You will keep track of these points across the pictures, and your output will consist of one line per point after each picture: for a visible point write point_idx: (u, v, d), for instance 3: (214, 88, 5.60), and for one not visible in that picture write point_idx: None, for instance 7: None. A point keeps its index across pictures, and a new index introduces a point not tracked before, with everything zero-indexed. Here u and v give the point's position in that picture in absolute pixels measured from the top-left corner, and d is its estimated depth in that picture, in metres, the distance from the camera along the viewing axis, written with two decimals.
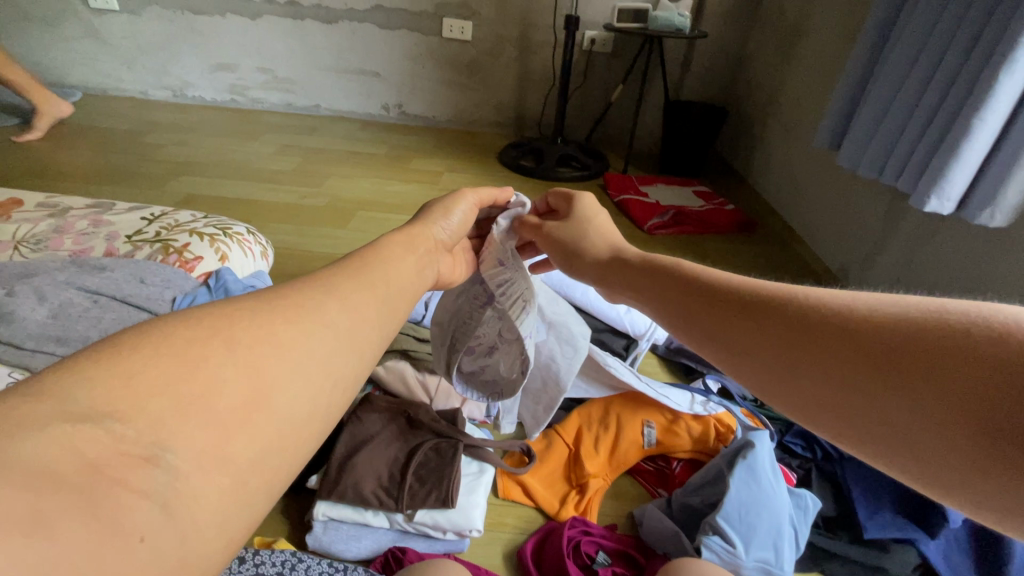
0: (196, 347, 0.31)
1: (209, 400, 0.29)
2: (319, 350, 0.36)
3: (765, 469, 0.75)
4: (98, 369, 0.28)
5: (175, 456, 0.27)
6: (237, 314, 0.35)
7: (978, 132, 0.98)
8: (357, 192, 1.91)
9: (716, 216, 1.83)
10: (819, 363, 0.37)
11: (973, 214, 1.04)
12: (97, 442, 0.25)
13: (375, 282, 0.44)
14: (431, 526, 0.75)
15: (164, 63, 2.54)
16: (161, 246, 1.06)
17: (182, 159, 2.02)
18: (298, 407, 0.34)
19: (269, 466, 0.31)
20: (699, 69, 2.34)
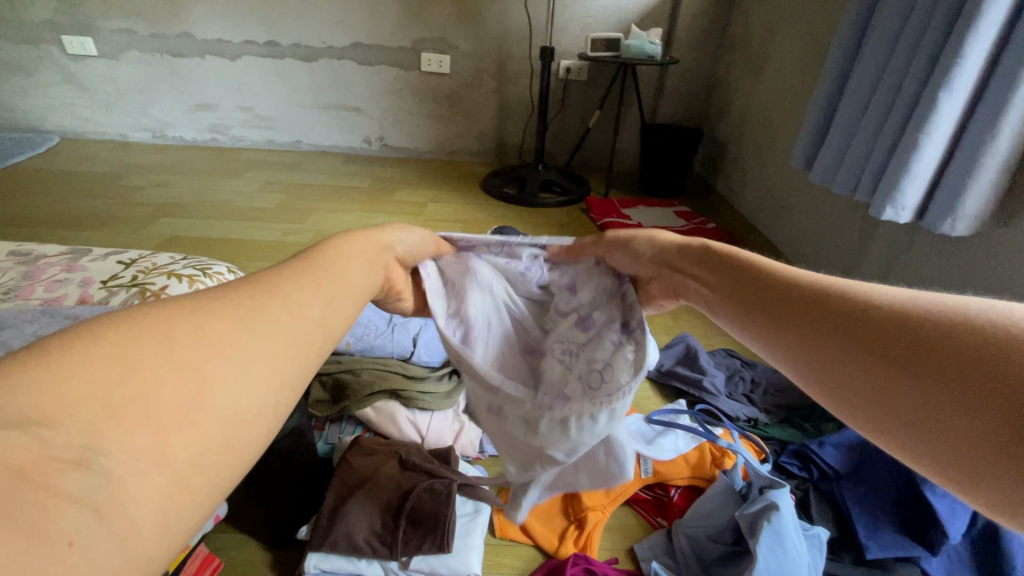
0: (125, 339, 0.24)
1: (143, 399, 0.23)
2: (282, 341, 0.28)
3: (792, 533, 0.70)
4: (21, 373, 0.22)
5: (107, 458, 0.21)
6: (176, 306, 0.27)
7: (925, 147, 1.01)
8: (341, 225, 1.91)
9: (698, 234, 1.85)
10: (830, 351, 0.31)
11: (934, 224, 1.05)
12: (19, 448, 0.20)
13: (342, 270, 0.36)
14: (428, 573, 0.73)
15: (143, 106, 2.55)
16: (138, 290, 1.05)
17: (163, 201, 2.01)
18: (261, 396, 0.26)
19: (234, 457, 0.25)
20: (673, 92, 2.41)
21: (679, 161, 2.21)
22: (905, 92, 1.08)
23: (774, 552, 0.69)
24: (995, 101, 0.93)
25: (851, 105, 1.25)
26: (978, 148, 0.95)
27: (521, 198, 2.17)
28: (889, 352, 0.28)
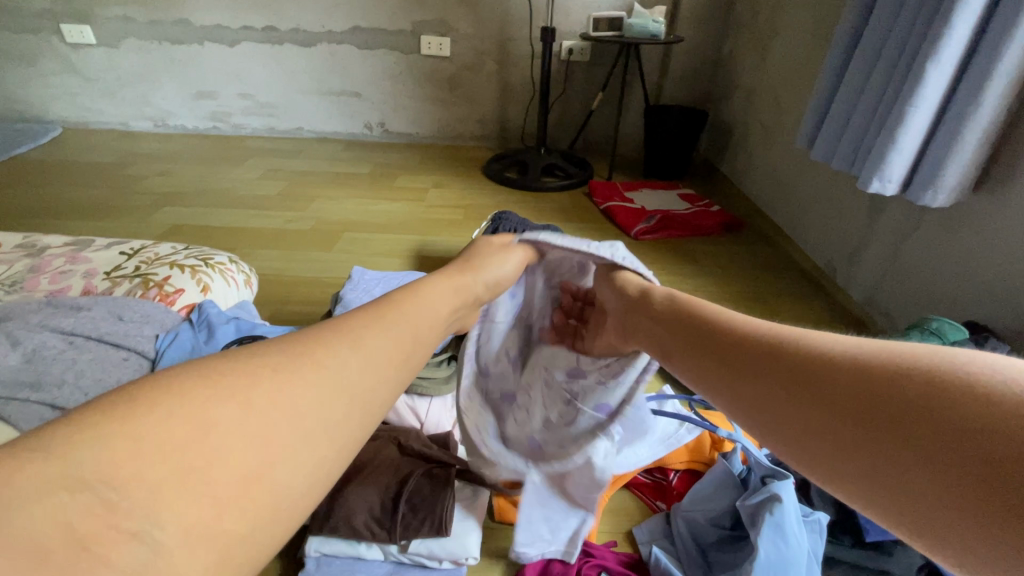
0: (201, 407, 0.33)
1: (205, 472, 0.31)
2: (330, 414, 0.37)
3: (793, 524, 0.69)
4: (109, 436, 0.30)
5: (158, 533, 0.28)
6: (256, 368, 0.36)
7: (911, 120, 0.99)
8: (343, 212, 1.90)
9: (701, 218, 1.83)
10: (844, 427, 0.38)
11: (917, 195, 1.04)
12: (89, 511, 0.27)
13: (406, 330, 0.46)
14: (427, 556, 0.74)
15: (144, 94, 2.54)
16: (141, 280, 1.05)
17: (165, 190, 2.01)
18: (292, 482, 0.34)
19: (259, 539, 0.32)
20: (677, 73, 2.36)
21: (683, 142, 2.17)
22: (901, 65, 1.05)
23: (776, 544, 0.68)
24: (977, 77, 0.92)
25: (851, 82, 1.20)
26: (956, 126, 0.95)
27: (523, 183, 2.15)
28: (892, 428, 0.35)
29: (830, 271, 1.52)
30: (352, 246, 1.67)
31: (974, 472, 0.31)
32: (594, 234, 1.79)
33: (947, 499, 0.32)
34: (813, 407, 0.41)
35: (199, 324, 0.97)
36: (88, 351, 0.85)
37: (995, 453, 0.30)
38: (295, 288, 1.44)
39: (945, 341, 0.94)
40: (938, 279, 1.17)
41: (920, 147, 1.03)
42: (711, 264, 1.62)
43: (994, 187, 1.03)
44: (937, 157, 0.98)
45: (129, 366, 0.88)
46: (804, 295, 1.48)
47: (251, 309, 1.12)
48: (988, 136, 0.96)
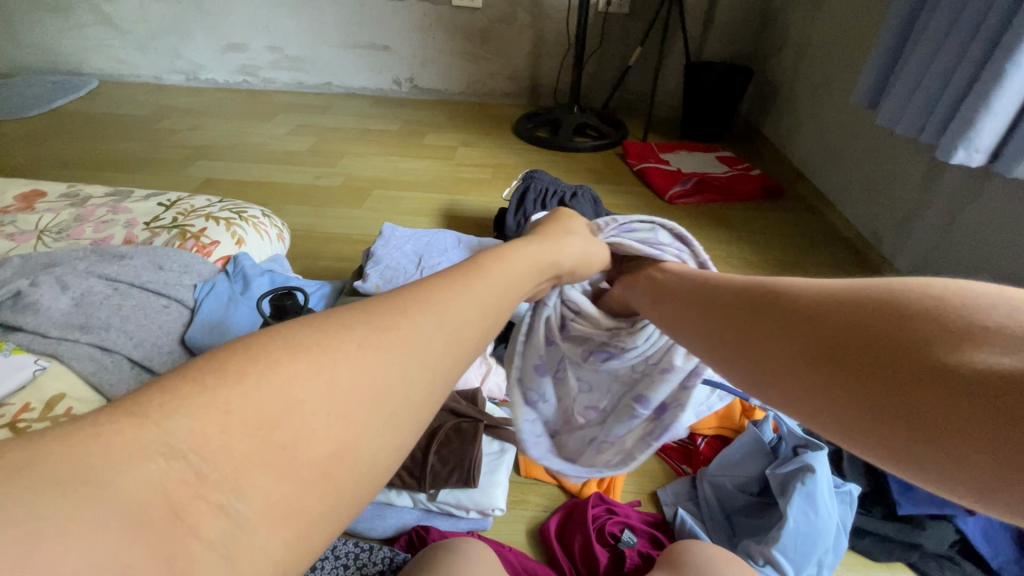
0: (292, 373, 0.28)
1: (292, 449, 0.26)
2: (408, 393, 0.31)
3: (825, 494, 0.69)
4: (198, 399, 0.26)
5: (244, 505, 0.24)
6: (343, 342, 0.31)
7: (1012, 81, 0.90)
8: (372, 169, 1.89)
9: (739, 182, 1.76)
10: (803, 365, 0.40)
11: (1006, 166, 0.96)
12: (182, 484, 0.24)
13: (483, 297, 0.40)
14: (454, 505, 0.76)
15: (176, 46, 2.53)
16: (178, 231, 1.07)
17: (198, 144, 2.03)
18: (371, 464, 0.29)
19: (338, 516, 0.27)
20: (721, 27, 2.23)
21: (724, 102, 2.06)
22: (991, 16, 0.96)
23: (806, 514, 0.68)
24: None
25: (926, 36, 1.10)
26: None
27: (553, 143, 2.09)
28: (849, 360, 0.37)
29: (875, 242, 1.45)
30: (382, 203, 1.66)
31: (926, 382, 0.32)
32: (626, 197, 1.74)
33: (908, 413, 0.32)
34: (782, 350, 0.43)
35: (236, 276, 1.00)
36: (132, 298, 0.88)
37: (943, 374, 0.31)
38: (325, 244, 1.45)
39: None
40: (996, 251, 1.10)
41: (1018, 113, 0.94)
42: (747, 230, 1.57)
43: None
44: None
45: (171, 313, 0.91)
46: (846, 266, 1.42)
47: (284, 263, 1.14)
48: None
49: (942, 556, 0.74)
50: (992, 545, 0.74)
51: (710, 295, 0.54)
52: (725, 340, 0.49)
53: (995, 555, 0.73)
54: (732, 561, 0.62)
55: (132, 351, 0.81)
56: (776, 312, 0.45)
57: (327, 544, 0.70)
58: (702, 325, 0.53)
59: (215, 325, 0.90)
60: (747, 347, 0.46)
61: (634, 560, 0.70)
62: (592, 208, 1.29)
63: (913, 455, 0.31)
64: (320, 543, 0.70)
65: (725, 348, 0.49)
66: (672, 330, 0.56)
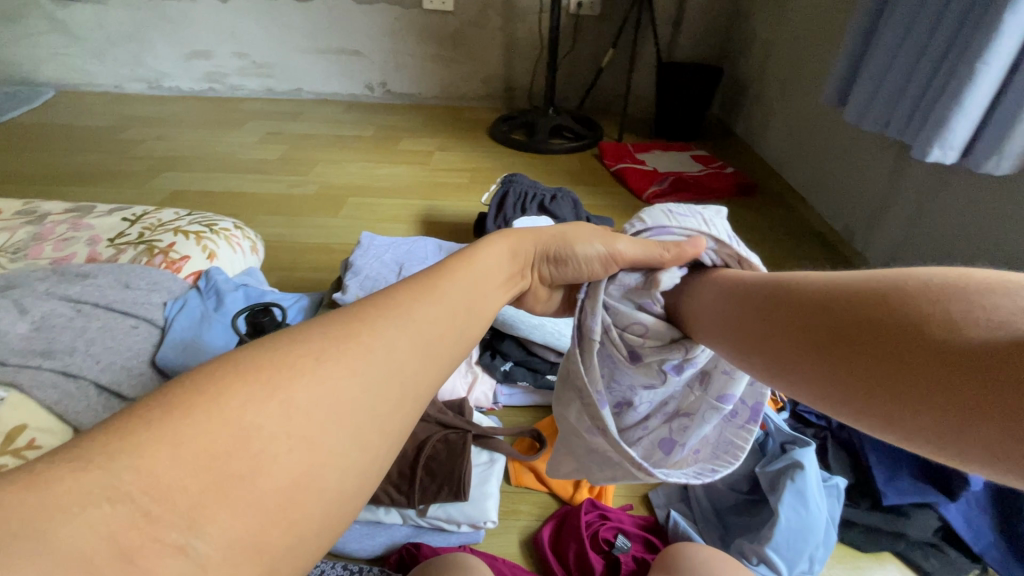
0: (247, 406, 0.29)
1: (252, 481, 0.27)
2: (374, 413, 0.33)
3: (814, 489, 0.69)
4: (150, 435, 0.26)
5: (202, 544, 0.25)
6: (303, 366, 0.32)
7: (983, 78, 0.91)
8: (347, 177, 1.86)
9: (714, 180, 1.78)
10: (817, 356, 0.37)
11: (978, 162, 0.97)
12: (131, 526, 0.24)
13: (455, 312, 0.42)
14: (445, 520, 0.74)
15: (138, 54, 2.45)
16: (145, 247, 1.03)
17: (164, 155, 1.96)
18: (336, 486, 0.30)
19: (305, 543, 0.28)
20: (691, 27, 2.26)
21: (696, 102, 2.09)
22: (950, 15, 0.99)
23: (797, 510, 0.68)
24: None
25: (889, 35, 1.13)
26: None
27: (530, 146, 2.08)
28: (870, 345, 0.34)
29: (848, 235, 1.49)
30: (358, 211, 1.63)
31: (973, 375, 0.28)
32: (604, 198, 1.74)
33: (961, 409, 0.29)
34: (793, 339, 0.39)
35: (209, 292, 0.96)
36: (97, 319, 0.84)
37: (994, 365, 0.28)
38: (301, 255, 1.41)
39: None
40: (964, 242, 1.13)
41: (988, 109, 0.95)
42: None
43: None
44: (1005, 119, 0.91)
45: (139, 334, 0.87)
46: (820, 260, 1.45)
47: (260, 277, 1.11)
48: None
49: (927, 544, 0.75)
50: (975, 531, 0.75)
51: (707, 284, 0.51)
52: (730, 331, 0.46)
53: (978, 541, 0.74)
54: (727, 563, 0.62)
55: (97, 375, 0.77)
56: (780, 299, 0.42)
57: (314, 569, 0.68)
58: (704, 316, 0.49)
59: (187, 344, 0.86)
60: (755, 339, 0.43)
61: (629, 565, 0.69)
62: (571, 210, 1.29)
63: (954, 440, 0.29)
64: None
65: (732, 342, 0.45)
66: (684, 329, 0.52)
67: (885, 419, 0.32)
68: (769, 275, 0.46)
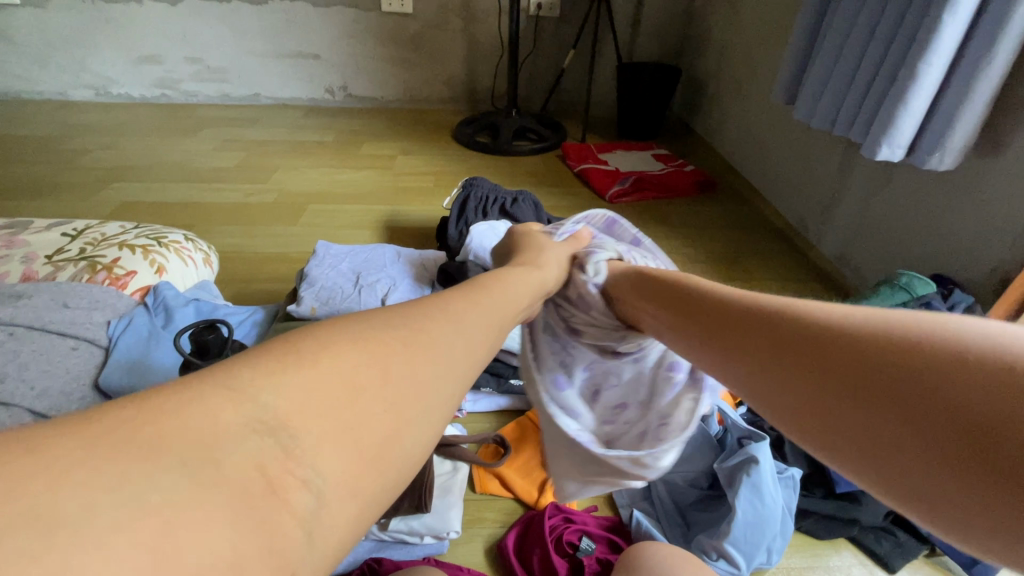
0: (354, 360, 0.31)
1: (363, 428, 0.29)
2: (451, 381, 0.35)
3: (769, 482, 0.71)
4: (283, 373, 0.29)
5: (320, 480, 0.26)
6: (408, 336, 0.35)
7: (924, 78, 0.94)
8: (307, 183, 1.82)
9: (675, 178, 1.81)
10: (797, 383, 0.38)
11: (922, 159, 1.01)
12: (273, 458, 0.26)
13: (499, 307, 0.46)
14: (407, 532, 0.73)
15: (82, 60, 2.34)
16: (87, 263, 0.97)
17: (113, 164, 1.88)
18: (421, 444, 0.32)
19: (395, 489, 0.30)
20: (648, 28, 2.30)
21: (656, 101, 2.13)
22: (889, 16, 1.02)
23: (753, 504, 0.70)
24: (987, 31, 0.88)
25: (833, 35, 1.17)
26: (965, 89, 0.91)
27: (494, 148, 2.08)
28: (848, 378, 0.35)
29: (802, 229, 1.53)
30: (319, 218, 1.60)
31: (988, 455, 0.28)
32: (568, 198, 1.75)
33: (966, 488, 0.28)
34: (773, 366, 0.41)
35: (157, 309, 0.93)
36: (31, 342, 0.79)
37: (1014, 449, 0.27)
38: (259, 265, 1.37)
39: (914, 296, 0.97)
40: (908, 234, 1.18)
41: (930, 108, 0.99)
42: (685, 225, 1.61)
43: (984, 145, 1.00)
44: (945, 117, 0.95)
45: (79, 355, 0.83)
46: (777, 254, 1.49)
47: (213, 290, 1.08)
48: (996, 93, 0.92)
49: (878, 528, 0.78)
50: None
51: (712, 307, 0.50)
52: (733, 363, 0.45)
53: None
54: (687, 560, 0.63)
55: (33, 403, 0.73)
56: (762, 325, 0.43)
57: None
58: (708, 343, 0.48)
59: (134, 365, 0.83)
60: (758, 372, 0.42)
61: (593, 567, 0.70)
62: (532, 212, 1.29)
63: (953, 512, 0.29)
64: None
65: (734, 373, 0.45)
66: (681, 351, 0.52)
67: (884, 477, 0.32)
68: (778, 303, 0.44)
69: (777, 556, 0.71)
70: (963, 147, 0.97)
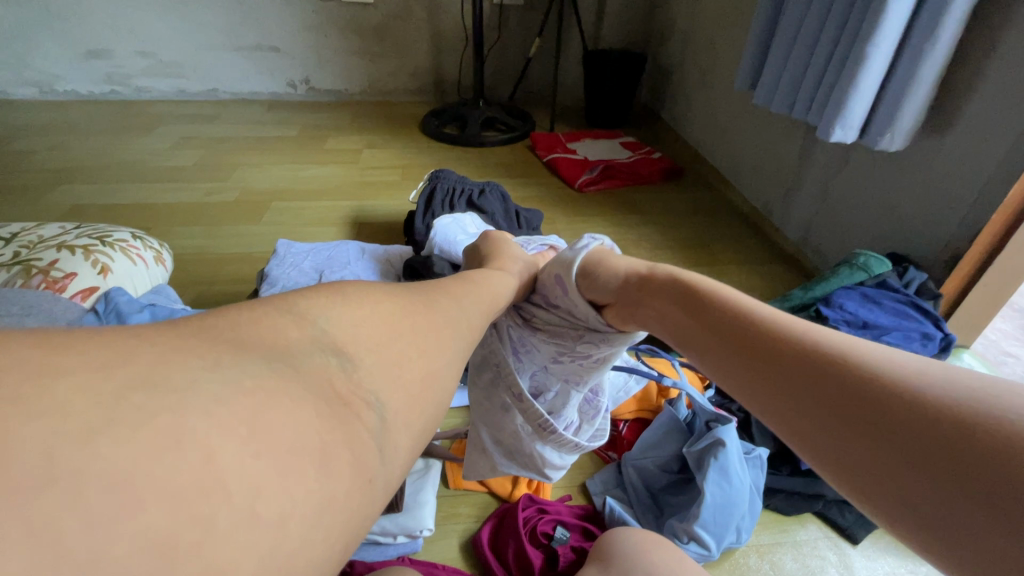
0: (390, 307, 0.35)
1: (406, 361, 0.32)
2: (460, 336, 0.39)
3: (736, 463, 0.72)
4: (330, 309, 0.32)
5: (381, 404, 0.29)
6: (423, 297, 0.39)
7: (873, 61, 0.96)
8: (270, 180, 1.76)
9: (643, 165, 1.82)
10: (816, 400, 0.37)
11: (874, 140, 1.03)
12: (336, 377, 0.28)
13: (485, 293, 0.51)
14: (380, 533, 0.72)
15: (22, 55, 2.22)
16: (20, 268, 0.92)
17: (61, 166, 1.79)
18: (447, 382, 0.35)
19: (431, 420, 0.33)
20: (614, 15, 2.29)
21: (623, 89, 2.13)
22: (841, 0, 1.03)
23: (721, 485, 0.71)
24: (931, 14, 0.90)
25: (790, 20, 1.18)
26: (912, 71, 0.93)
27: (462, 139, 2.05)
28: (883, 424, 0.33)
29: (766, 213, 1.56)
30: (283, 216, 1.56)
31: (986, 481, 0.28)
32: (538, 188, 1.75)
33: (958, 508, 0.28)
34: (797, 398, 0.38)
35: (108, 314, 0.89)
36: None
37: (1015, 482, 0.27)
38: (220, 266, 1.33)
39: (871, 275, 1.00)
40: (865, 215, 1.21)
41: (879, 90, 1.01)
42: (654, 212, 1.62)
43: (932, 126, 1.03)
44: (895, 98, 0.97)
45: None
46: (743, 238, 1.51)
47: (168, 294, 1.04)
48: (939, 75, 0.95)
49: (840, 500, 0.81)
50: None
51: (717, 311, 0.49)
52: (733, 367, 0.45)
53: None
54: (657, 543, 0.63)
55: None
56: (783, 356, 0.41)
57: None
58: (711, 344, 0.48)
59: None
60: (757, 378, 0.42)
61: (568, 556, 0.70)
62: (501, 203, 1.28)
63: (937, 533, 0.29)
64: None
65: (734, 380, 0.44)
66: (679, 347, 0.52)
67: (871, 487, 0.32)
68: (784, 319, 0.45)
69: (747, 533, 0.73)
70: (911, 127, 1.00)
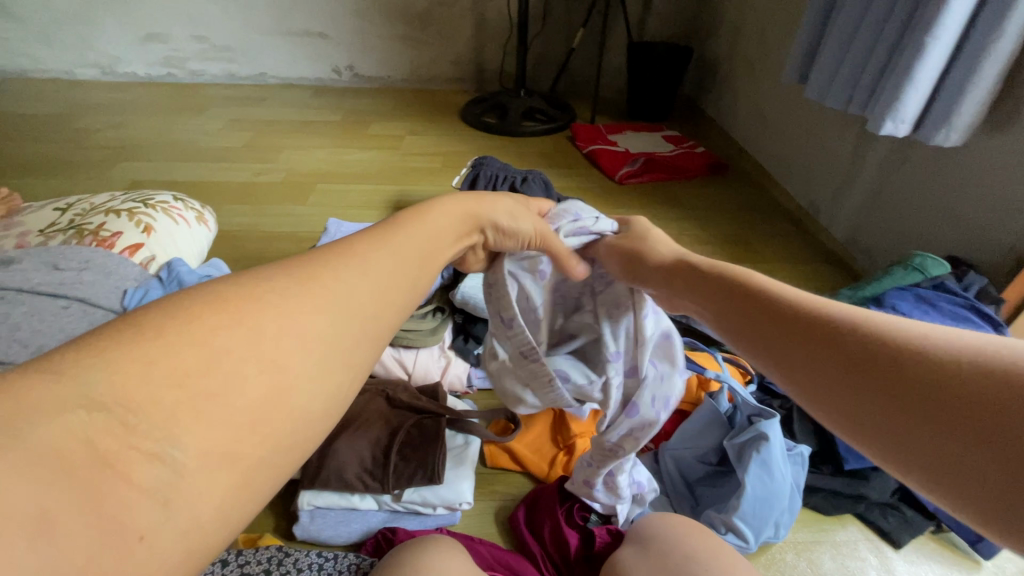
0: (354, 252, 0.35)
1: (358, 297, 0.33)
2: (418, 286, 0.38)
3: (778, 459, 0.72)
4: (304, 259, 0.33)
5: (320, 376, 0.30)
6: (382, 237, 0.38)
7: (930, 53, 0.92)
8: (315, 163, 1.81)
9: (685, 159, 1.80)
10: (846, 386, 0.35)
11: (928, 135, 0.99)
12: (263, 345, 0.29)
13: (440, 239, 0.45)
14: (421, 503, 0.74)
15: (87, 38, 2.32)
16: (75, 231, 0.98)
17: (120, 143, 1.88)
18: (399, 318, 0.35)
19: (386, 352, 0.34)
20: (660, 5, 2.25)
21: (667, 81, 2.09)
22: None
23: (762, 479, 0.71)
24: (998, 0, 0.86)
25: (849, 9, 1.14)
26: (975, 63, 0.89)
27: (502, 128, 2.06)
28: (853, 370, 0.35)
29: (813, 212, 1.52)
30: (327, 197, 1.60)
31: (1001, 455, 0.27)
32: (577, 179, 1.74)
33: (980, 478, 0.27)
34: (786, 350, 0.40)
35: (171, 282, 0.94)
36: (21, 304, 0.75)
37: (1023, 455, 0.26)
38: (269, 244, 1.38)
39: (927, 276, 0.97)
40: (922, 215, 1.17)
41: (936, 84, 0.97)
42: (695, 207, 1.60)
43: (998, 122, 0.98)
44: (951, 93, 0.93)
45: (72, 314, 0.78)
46: (788, 237, 1.48)
47: (224, 267, 1.08)
48: (1005, 69, 0.90)
49: (885, 504, 0.79)
50: None
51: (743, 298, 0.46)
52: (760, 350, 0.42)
53: (932, 499, 0.78)
54: (697, 532, 0.63)
55: (24, 358, 0.68)
56: (754, 308, 0.44)
57: (289, 557, 0.64)
58: (739, 323, 0.45)
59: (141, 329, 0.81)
60: (785, 365, 0.39)
61: (604, 537, 0.69)
62: (543, 191, 1.28)
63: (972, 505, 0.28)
64: (281, 558, 0.64)
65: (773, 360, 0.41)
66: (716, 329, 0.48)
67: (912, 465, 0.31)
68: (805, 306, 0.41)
69: (785, 527, 0.73)
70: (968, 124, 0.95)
